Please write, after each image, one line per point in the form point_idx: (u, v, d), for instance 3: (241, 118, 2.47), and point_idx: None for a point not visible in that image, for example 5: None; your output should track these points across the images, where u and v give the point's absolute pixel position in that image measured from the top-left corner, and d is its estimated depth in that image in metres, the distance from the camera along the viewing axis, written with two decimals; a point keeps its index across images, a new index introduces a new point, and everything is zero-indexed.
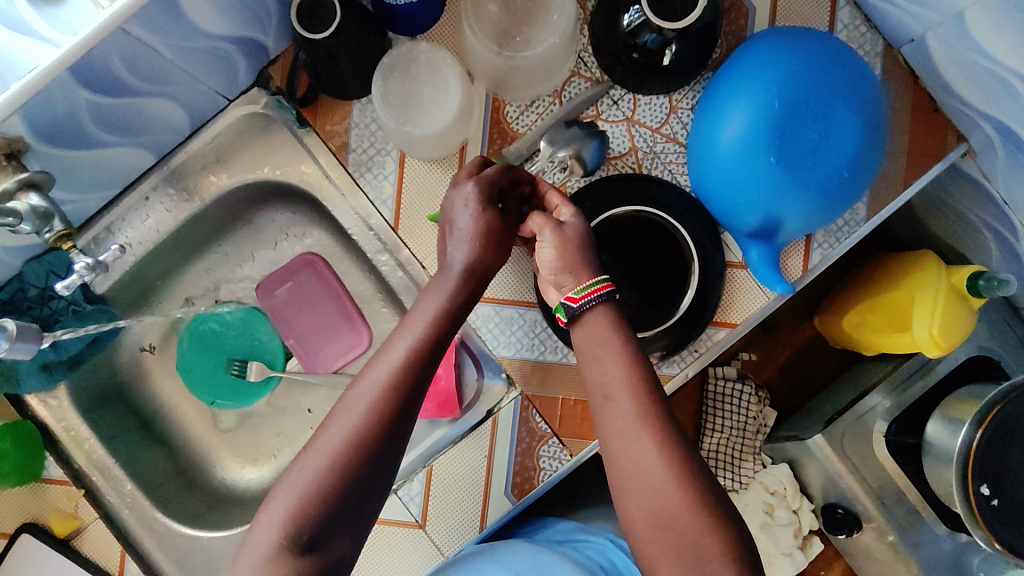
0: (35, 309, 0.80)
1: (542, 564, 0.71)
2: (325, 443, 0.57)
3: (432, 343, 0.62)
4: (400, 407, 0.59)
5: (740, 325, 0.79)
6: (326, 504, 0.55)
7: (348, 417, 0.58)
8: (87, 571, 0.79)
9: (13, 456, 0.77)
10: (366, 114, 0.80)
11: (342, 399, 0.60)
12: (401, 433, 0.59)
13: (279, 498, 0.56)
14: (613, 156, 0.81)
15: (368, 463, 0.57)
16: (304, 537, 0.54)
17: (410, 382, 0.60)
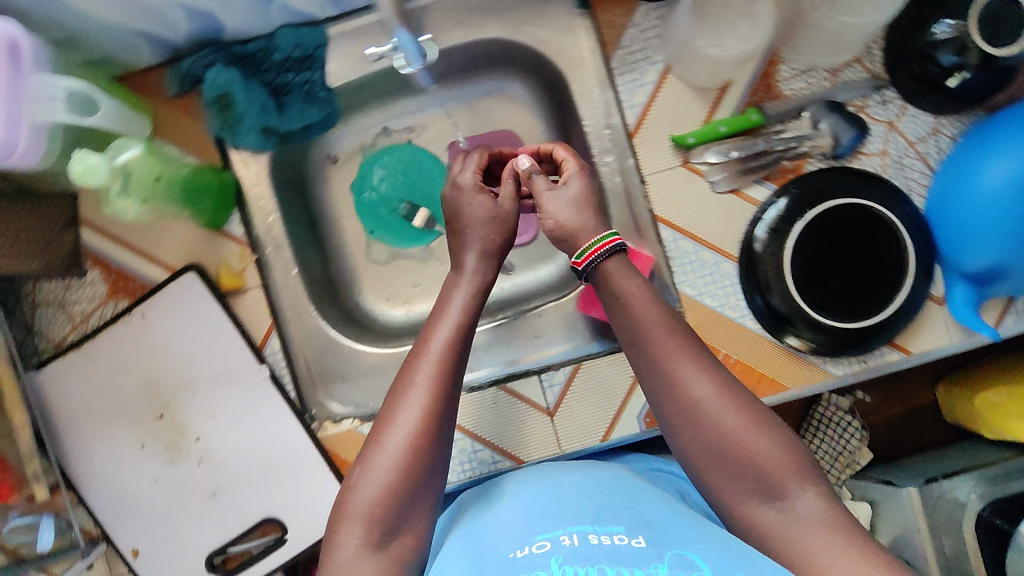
0: (271, 74, 0.81)
1: (623, 486, 0.65)
2: (387, 448, 0.58)
3: (464, 329, 0.64)
4: (445, 394, 0.60)
5: (915, 354, 0.79)
6: (400, 500, 0.57)
7: (409, 409, 0.59)
8: (234, 330, 0.82)
9: (215, 195, 0.79)
10: (650, 18, 0.79)
11: (388, 405, 0.61)
12: (450, 413, 0.61)
13: (355, 500, 0.57)
14: (862, 152, 0.79)
15: (427, 450, 0.59)
16: (381, 530, 0.56)
17: (454, 365, 0.62)
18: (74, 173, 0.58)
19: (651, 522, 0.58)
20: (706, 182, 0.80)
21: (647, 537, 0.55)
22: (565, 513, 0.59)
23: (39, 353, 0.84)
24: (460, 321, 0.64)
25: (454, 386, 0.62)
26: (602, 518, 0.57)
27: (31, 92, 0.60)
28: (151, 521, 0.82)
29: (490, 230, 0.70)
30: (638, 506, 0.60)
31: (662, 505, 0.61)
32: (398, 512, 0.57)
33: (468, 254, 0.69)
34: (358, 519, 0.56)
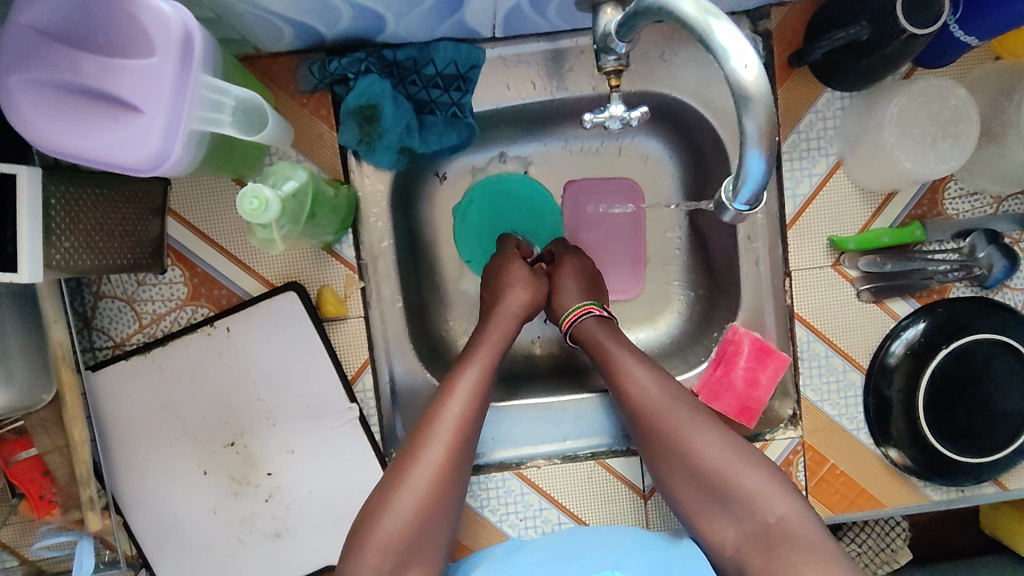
0: (415, 88, 0.72)
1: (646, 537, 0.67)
2: (409, 485, 0.62)
3: (487, 379, 0.70)
4: (466, 437, 0.66)
5: (1011, 491, 0.79)
6: (415, 533, 0.61)
7: (431, 455, 0.64)
8: (328, 360, 0.74)
9: (342, 214, 0.70)
10: (831, 108, 0.75)
11: (413, 444, 0.65)
12: (467, 456, 0.66)
13: (375, 531, 0.60)
14: (1007, 286, 0.77)
15: (442, 491, 0.63)
16: (393, 559, 0.60)
17: (478, 410, 0.68)
18: (241, 209, 0.49)
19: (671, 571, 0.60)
20: (851, 288, 0.77)
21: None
22: (589, 563, 0.60)
23: (97, 351, 0.74)
24: (483, 369, 0.70)
25: (473, 432, 0.67)
26: (625, 568, 0.59)
27: (193, 96, 0.50)
28: (201, 555, 0.74)
29: (521, 305, 0.76)
30: (667, 564, 0.61)
31: (693, 561, 0.61)
32: (411, 546, 0.61)
33: (506, 308, 0.76)
34: (375, 548, 0.59)
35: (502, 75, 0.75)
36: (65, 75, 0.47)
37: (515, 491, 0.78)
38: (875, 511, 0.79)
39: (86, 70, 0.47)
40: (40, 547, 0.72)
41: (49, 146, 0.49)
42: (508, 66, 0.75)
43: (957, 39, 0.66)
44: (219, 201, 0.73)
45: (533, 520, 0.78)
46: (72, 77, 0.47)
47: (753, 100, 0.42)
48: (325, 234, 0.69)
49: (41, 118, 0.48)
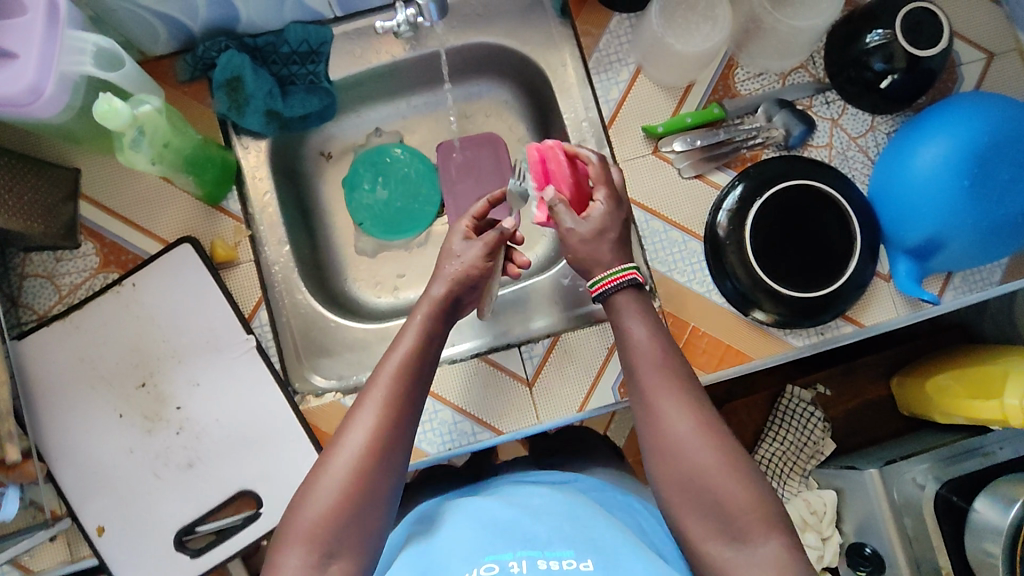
0: (277, 66, 0.88)
1: (578, 515, 0.67)
2: (331, 474, 0.60)
3: (418, 360, 0.68)
4: (395, 420, 0.64)
5: (866, 326, 0.86)
6: (341, 525, 0.59)
7: (359, 434, 0.62)
8: (224, 299, 0.83)
9: (219, 170, 0.83)
10: (623, 27, 0.89)
11: (338, 435, 0.63)
12: (398, 443, 0.63)
13: (298, 524, 0.59)
14: (810, 144, 0.88)
15: (368, 479, 0.61)
16: (320, 553, 0.58)
17: (407, 392, 0.65)
18: (96, 112, 0.63)
19: (601, 547, 0.61)
20: (673, 168, 0.88)
21: (594, 561, 0.59)
22: (517, 537, 0.63)
23: (22, 325, 0.84)
24: (411, 353, 0.68)
25: (405, 417, 0.65)
26: (554, 543, 0.61)
27: (62, 47, 0.64)
28: (123, 495, 0.81)
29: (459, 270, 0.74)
30: (591, 532, 0.64)
31: (617, 535, 0.64)
32: (341, 535, 0.59)
33: (436, 284, 0.73)
34: (298, 541, 0.58)
35: (349, 47, 0.90)
36: None
37: None
38: (745, 364, 0.86)
39: None
40: None
41: None
42: (352, 40, 0.90)
43: None
44: (117, 180, 0.85)
45: (429, 423, 0.84)
46: None
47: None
48: (202, 183, 0.81)
49: None
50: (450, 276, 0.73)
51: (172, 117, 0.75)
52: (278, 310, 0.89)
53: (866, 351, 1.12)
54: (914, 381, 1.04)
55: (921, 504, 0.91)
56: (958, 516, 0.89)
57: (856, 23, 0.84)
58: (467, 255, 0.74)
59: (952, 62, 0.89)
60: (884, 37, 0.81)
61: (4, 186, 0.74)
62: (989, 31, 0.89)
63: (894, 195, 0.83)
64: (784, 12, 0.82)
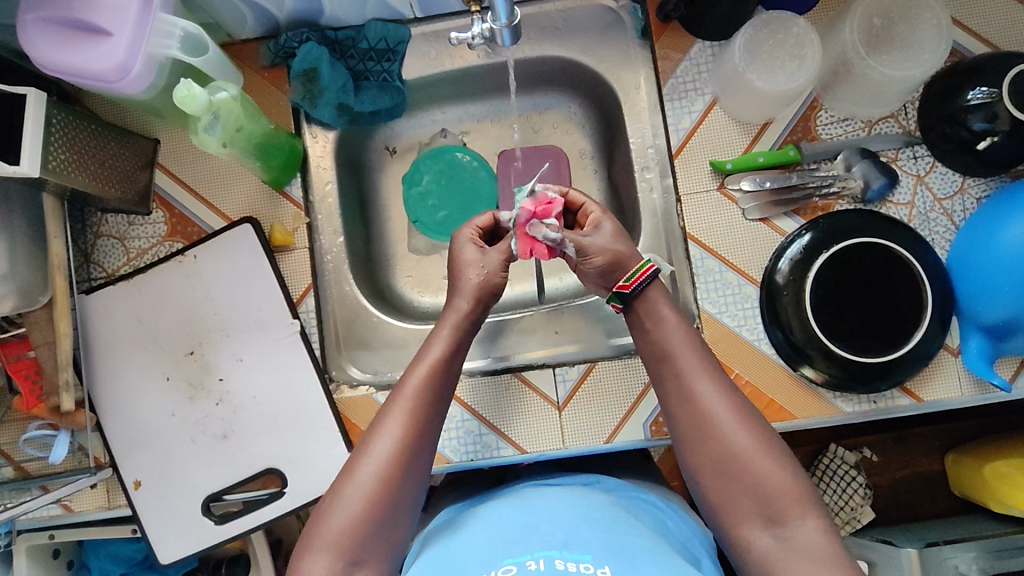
0: (353, 60, 0.90)
1: (600, 516, 0.66)
2: (358, 481, 0.61)
3: (445, 367, 0.69)
4: (422, 429, 0.65)
5: (925, 402, 0.81)
6: (367, 534, 0.60)
7: (384, 445, 0.63)
8: (277, 282, 0.86)
9: (287, 156, 0.85)
10: (704, 54, 0.86)
11: (364, 443, 0.64)
12: (423, 449, 0.65)
13: (324, 530, 0.59)
14: (889, 200, 0.83)
15: (394, 491, 0.62)
16: (346, 559, 0.58)
17: (433, 399, 0.66)
18: (176, 96, 0.66)
19: (621, 553, 0.59)
20: (737, 209, 0.84)
21: (613, 568, 0.57)
22: (535, 541, 0.60)
23: (91, 280, 0.88)
24: (439, 362, 0.69)
25: (431, 425, 0.66)
26: (571, 546, 0.59)
27: (152, 28, 0.67)
28: (159, 455, 0.84)
29: (479, 281, 0.74)
30: (610, 537, 0.61)
31: (637, 541, 0.62)
32: (365, 544, 0.59)
33: (461, 299, 0.73)
34: (323, 547, 0.58)
35: (425, 48, 0.91)
36: (59, 9, 0.65)
37: None
38: (788, 422, 0.82)
39: (76, 7, 0.65)
40: (24, 445, 0.82)
41: (43, 62, 0.66)
42: (430, 42, 0.91)
43: None
44: (191, 155, 0.89)
45: (455, 431, 0.85)
46: (65, 12, 0.65)
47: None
48: (268, 169, 0.84)
49: (43, 45, 0.65)
50: (474, 289, 0.73)
51: (247, 105, 0.77)
52: (325, 297, 0.90)
53: (922, 421, 1.05)
54: (972, 462, 0.97)
55: None
56: None
57: (959, 76, 0.79)
58: (490, 269, 0.74)
59: None
60: (988, 95, 0.75)
61: (86, 150, 0.79)
62: None
63: (971, 267, 0.78)
64: (878, 59, 0.79)
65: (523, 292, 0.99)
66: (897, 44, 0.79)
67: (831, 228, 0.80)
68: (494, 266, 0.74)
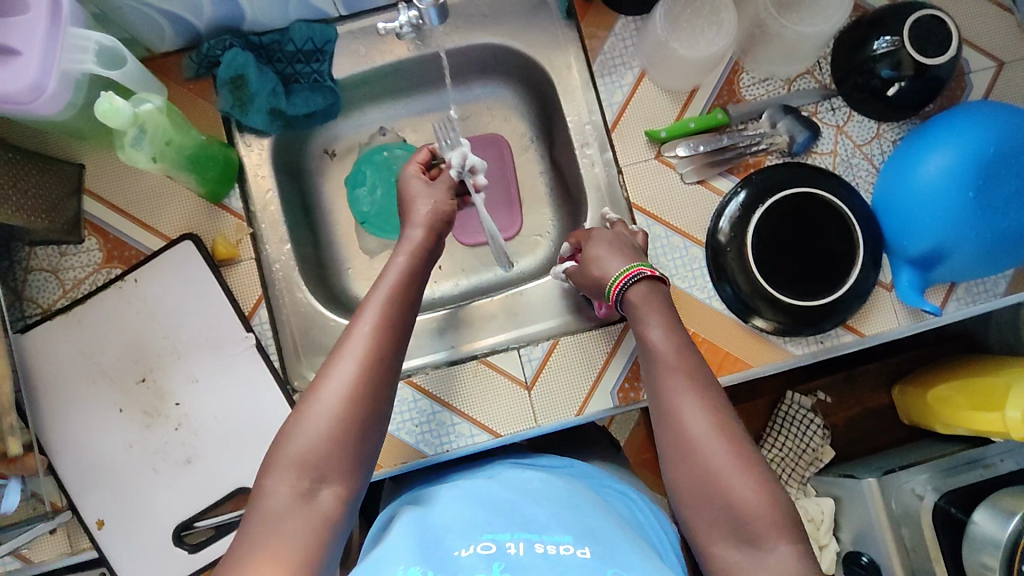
0: (281, 64, 0.88)
1: (577, 505, 0.67)
2: (322, 400, 0.63)
3: (404, 291, 0.72)
4: (383, 349, 0.67)
5: (867, 336, 0.85)
6: (332, 446, 0.62)
7: (348, 363, 0.65)
8: (225, 296, 0.84)
9: (222, 166, 0.83)
10: (628, 30, 0.89)
11: (327, 365, 0.66)
12: (388, 367, 0.67)
13: (290, 446, 0.62)
14: (814, 151, 0.87)
15: (359, 406, 0.64)
16: (310, 474, 0.61)
17: (395, 323, 0.69)
18: (97, 111, 0.62)
19: (599, 536, 0.61)
20: (675, 174, 0.87)
21: (591, 549, 0.59)
22: (515, 522, 0.62)
23: (26, 318, 0.84)
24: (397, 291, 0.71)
25: (394, 350, 0.68)
26: (551, 529, 0.61)
27: (64, 44, 0.65)
28: (122, 490, 0.80)
29: (432, 212, 0.79)
30: (588, 522, 0.63)
31: (609, 526, 0.64)
32: (330, 458, 0.62)
33: (415, 233, 0.77)
34: (292, 462, 0.61)
35: (353, 46, 0.91)
36: None
37: (407, 399, 0.85)
38: (744, 371, 0.85)
39: None
40: None
41: None
42: (357, 40, 0.91)
43: None
44: (121, 176, 0.86)
45: (427, 424, 0.85)
46: None
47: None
48: (205, 182, 0.82)
49: None
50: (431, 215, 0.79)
51: (173, 116, 0.75)
52: (278, 308, 0.88)
53: (869, 360, 1.11)
54: (917, 390, 1.03)
55: (919, 514, 0.90)
56: (955, 528, 0.87)
57: (864, 30, 0.84)
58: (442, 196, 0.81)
59: (961, 70, 0.88)
60: (891, 44, 0.80)
61: (6, 179, 0.74)
62: (999, 39, 0.88)
63: (898, 206, 0.83)
64: (790, 19, 0.83)
65: (481, 280, 1.00)
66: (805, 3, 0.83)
67: (762, 184, 0.84)
68: (440, 195, 0.80)
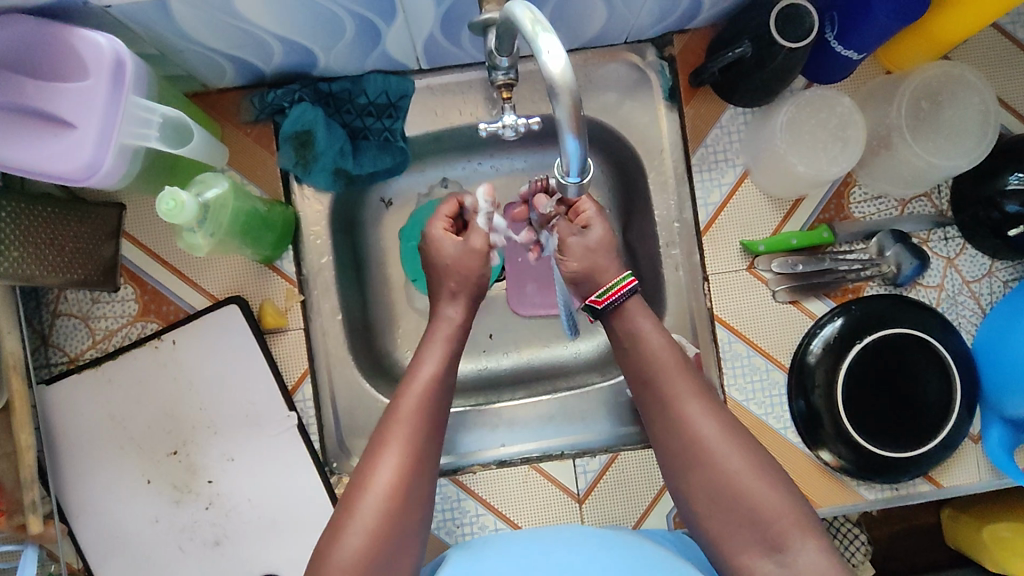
0: (350, 116, 0.80)
1: (617, 546, 0.61)
2: (362, 511, 0.57)
3: (444, 376, 0.65)
4: (423, 447, 0.61)
5: (944, 488, 0.81)
6: (377, 561, 0.55)
7: (388, 465, 0.59)
8: (270, 370, 0.77)
9: (279, 231, 0.76)
10: (736, 122, 0.80)
11: (363, 466, 0.60)
12: (429, 467, 0.61)
13: (331, 561, 0.55)
14: (919, 283, 0.81)
15: (402, 515, 0.58)
16: None
17: (433, 414, 0.63)
18: (161, 209, 0.57)
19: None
20: (766, 290, 0.80)
21: None
22: (551, 567, 0.55)
23: (51, 366, 0.78)
24: (433, 377, 0.65)
25: (433, 447, 0.62)
26: (591, 572, 0.54)
27: (125, 115, 0.57)
28: (145, 567, 0.76)
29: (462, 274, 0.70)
30: (632, 564, 0.57)
31: (656, 565, 0.57)
32: (375, 573, 0.55)
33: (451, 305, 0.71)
34: None
35: (430, 103, 0.82)
36: (10, 97, 0.53)
37: (451, 497, 0.80)
38: (812, 510, 0.81)
39: (29, 92, 0.54)
40: None
41: None
42: (437, 96, 0.82)
43: (838, 54, 0.72)
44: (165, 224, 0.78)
45: (469, 527, 0.80)
46: (15, 97, 0.53)
47: (562, 92, 0.43)
48: (260, 250, 0.74)
49: None
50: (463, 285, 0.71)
51: (236, 189, 0.68)
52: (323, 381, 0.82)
53: None
54: (971, 521, 0.98)
55: None
56: None
57: (993, 159, 0.75)
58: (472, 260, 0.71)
59: None
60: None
61: (42, 237, 0.67)
62: None
63: (999, 356, 0.76)
64: (924, 145, 0.74)
65: (536, 361, 0.92)
66: (942, 127, 0.74)
67: (863, 315, 0.77)
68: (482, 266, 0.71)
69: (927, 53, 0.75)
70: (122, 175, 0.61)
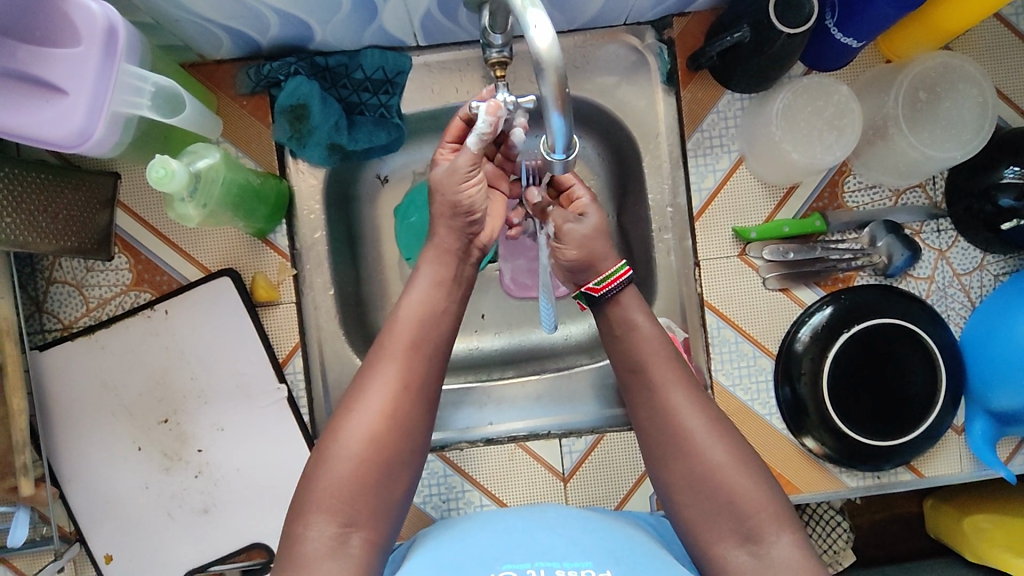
0: (346, 91, 0.80)
1: (598, 529, 0.61)
2: (348, 439, 0.54)
3: (438, 304, 0.61)
4: (415, 376, 0.57)
5: (926, 478, 0.82)
6: (363, 491, 0.53)
7: (377, 394, 0.56)
8: (260, 341, 0.78)
9: (272, 204, 0.76)
10: (732, 107, 0.80)
11: (351, 395, 0.57)
12: (422, 397, 0.57)
13: (314, 491, 0.53)
14: (910, 274, 0.81)
15: (391, 445, 0.55)
16: (340, 521, 0.52)
17: (427, 343, 0.59)
18: (152, 177, 0.57)
19: (622, 559, 0.56)
20: (756, 277, 0.81)
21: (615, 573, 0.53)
22: (533, 547, 0.56)
23: (45, 333, 0.78)
24: (430, 306, 0.61)
25: (427, 374, 0.58)
26: (571, 554, 0.55)
27: (118, 83, 0.57)
28: (136, 532, 0.77)
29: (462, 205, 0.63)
30: (611, 546, 0.57)
31: (635, 550, 0.58)
32: (361, 503, 0.53)
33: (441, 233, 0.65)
34: (318, 510, 0.52)
35: (428, 80, 0.82)
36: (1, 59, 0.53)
37: (438, 473, 0.81)
38: (793, 495, 0.82)
39: (21, 57, 0.53)
40: None
41: None
42: (433, 73, 0.82)
43: (837, 41, 0.72)
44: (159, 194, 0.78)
45: (454, 502, 0.81)
46: (7, 62, 0.53)
47: (548, 68, 0.44)
48: (253, 222, 0.75)
49: None
50: (445, 215, 0.64)
51: (228, 162, 0.69)
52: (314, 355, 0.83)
53: None
54: (952, 511, 0.99)
55: None
56: None
57: (991, 152, 0.75)
58: (455, 183, 0.62)
59: None
60: (1020, 175, 0.71)
61: (36, 204, 0.67)
62: None
63: (989, 347, 0.76)
64: (920, 135, 0.74)
65: (527, 342, 0.92)
66: (939, 119, 0.74)
67: (851, 305, 0.77)
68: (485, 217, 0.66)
69: (928, 42, 0.75)
70: (114, 144, 0.61)
